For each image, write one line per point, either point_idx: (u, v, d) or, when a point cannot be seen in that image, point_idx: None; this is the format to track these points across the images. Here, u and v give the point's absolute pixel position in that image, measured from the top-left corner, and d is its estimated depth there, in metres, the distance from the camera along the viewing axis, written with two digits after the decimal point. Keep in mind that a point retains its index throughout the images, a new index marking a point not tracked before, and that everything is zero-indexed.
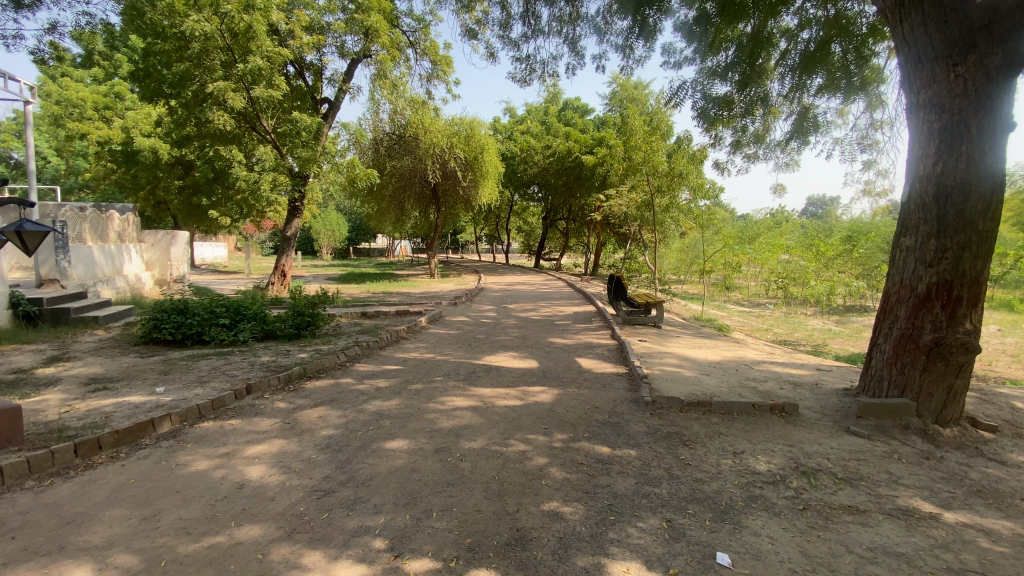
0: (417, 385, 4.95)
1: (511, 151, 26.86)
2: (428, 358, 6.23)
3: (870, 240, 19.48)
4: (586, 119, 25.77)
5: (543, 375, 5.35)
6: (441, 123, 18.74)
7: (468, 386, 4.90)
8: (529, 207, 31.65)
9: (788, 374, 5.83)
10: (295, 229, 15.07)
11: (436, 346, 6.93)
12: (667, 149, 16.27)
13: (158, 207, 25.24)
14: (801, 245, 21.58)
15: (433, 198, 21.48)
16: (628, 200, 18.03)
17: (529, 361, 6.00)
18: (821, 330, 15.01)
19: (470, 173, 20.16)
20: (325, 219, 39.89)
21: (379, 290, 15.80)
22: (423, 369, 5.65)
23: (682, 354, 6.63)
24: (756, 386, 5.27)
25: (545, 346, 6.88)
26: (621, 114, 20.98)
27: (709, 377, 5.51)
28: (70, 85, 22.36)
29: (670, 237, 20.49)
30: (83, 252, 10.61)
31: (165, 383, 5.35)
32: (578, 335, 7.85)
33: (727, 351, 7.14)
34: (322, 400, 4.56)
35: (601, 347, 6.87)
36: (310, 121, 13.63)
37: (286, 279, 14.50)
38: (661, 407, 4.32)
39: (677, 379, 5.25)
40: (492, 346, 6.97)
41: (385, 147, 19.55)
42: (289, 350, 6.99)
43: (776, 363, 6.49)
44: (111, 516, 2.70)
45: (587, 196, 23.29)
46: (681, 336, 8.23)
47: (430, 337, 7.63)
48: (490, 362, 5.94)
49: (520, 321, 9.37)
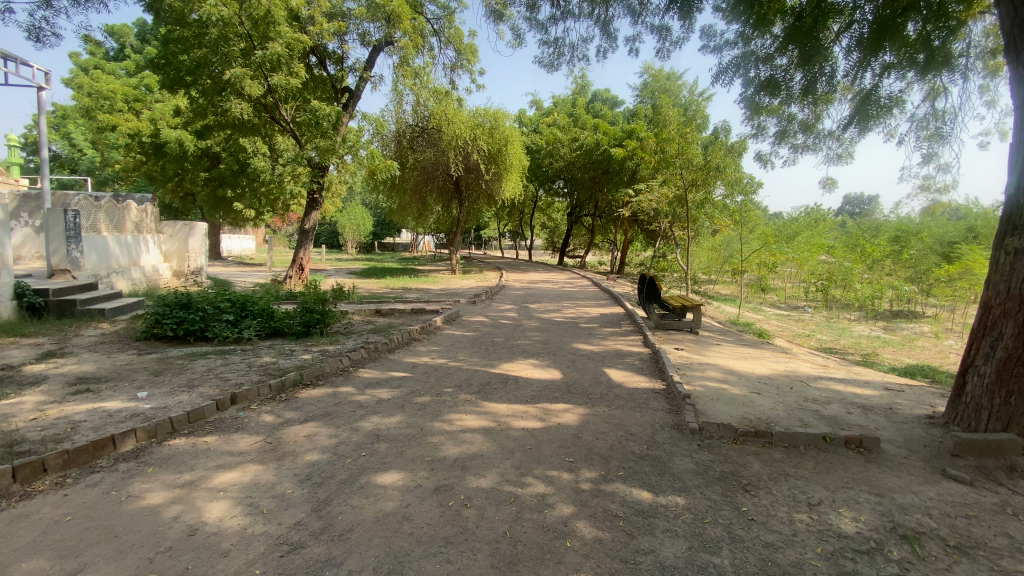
0: (424, 398, 4.34)
1: (536, 144, 26.03)
2: (440, 364, 5.62)
3: (921, 240, 18.11)
4: (615, 111, 24.84)
5: (568, 389, 4.68)
6: (466, 115, 18.15)
7: (482, 402, 4.26)
8: (554, 202, 30.89)
9: (853, 396, 5.02)
10: (314, 221, 14.73)
11: (450, 350, 6.31)
12: (703, 142, 15.37)
13: (185, 199, 25.37)
14: (845, 245, 20.26)
15: (456, 191, 20.95)
16: (659, 195, 17.11)
17: (552, 371, 5.33)
18: (868, 337, 13.90)
19: (494, 167, 19.49)
20: (350, 214, 39.85)
21: (398, 285, 15.31)
22: (433, 377, 5.04)
23: (726, 368, 5.85)
24: (819, 411, 4.49)
25: (570, 353, 6.19)
26: (653, 106, 20.10)
27: (762, 398, 4.76)
28: (100, 77, 22.83)
29: (702, 234, 19.50)
30: (97, 242, 10.39)
31: (151, 387, 4.88)
32: (606, 341, 7.13)
33: (776, 365, 6.33)
34: (315, 414, 3.98)
35: (632, 356, 6.15)
36: (329, 111, 13.12)
37: (304, 273, 14.16)
38: (710, 437, 3.61)
39: (724, 400, 4.52)
40: (511, 351, 6.31)
41: (408, 139, 19.04)
42: (293, 351, 6.46)
43: (835, 380, 5.68)
44: (25, 570, 2.16)
45: (615, 191, 22.42)
46: (722, 345, 7.41)
47: (444, 339, 7.02)
48: (508, 372, 5.29)
49: (542, 323, 8.69)
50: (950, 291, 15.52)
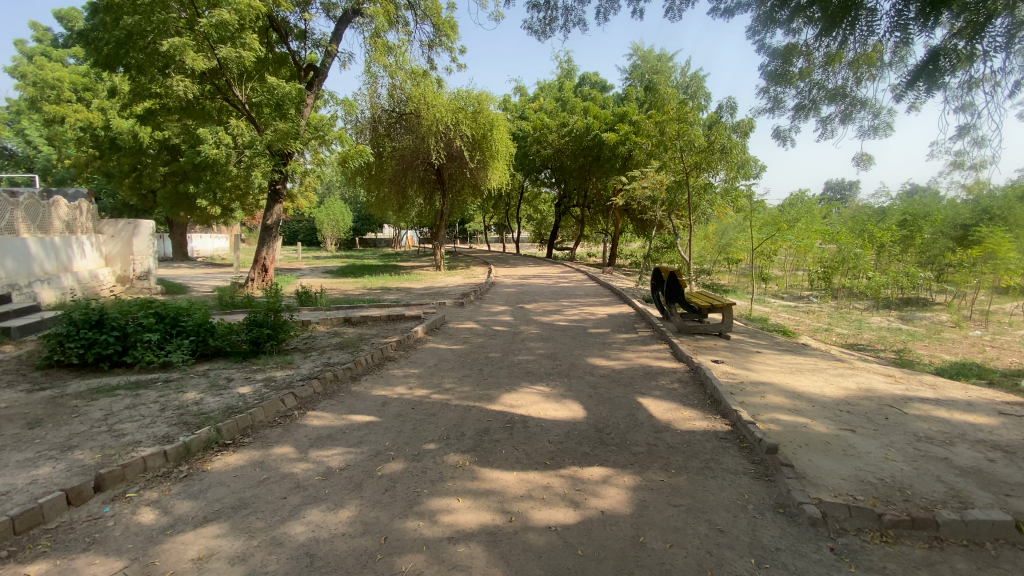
0: (396, 464, 2.96)
1: (522, 130, 24.56)
2: (421, 396, 4.23)
3: (933, 224, 16.88)
4: (606, 94, 23.52)
5: (599, 439, 3.33)
6: (446, 98, 16.56)
7: (481, 470, 2.88)
8: (541, 192, 29.48)
9: (973, 429, 3.76)
10: (278, 215, 12.83)
11: (435, 372, 4.93)
12: (704, 122, 14.12)
13: (145, 198, 23.24)
14: (849, 231, 19.24)
15: (438, 182, 19.37)
16: (654, 181, 15.63)
17: (571, 405, 3.97)
18: (889, 330, 12.79)
19: (479, 154, 17.91)
20: (330, 209, 37.90)
21: (377, 285, 13.78)
22: (409, 422, 3.63)
23: (790, 391, 4.54)
24: (950, 460, 3.21)
25: (586, 375, 4.83)
26: (647, 85, 18.84)
27: (863, 440, 3.48)
28: (45, 65, 21.07)
29: (702, 223, 18.28)
30: (13, 245, 8.70)
31: (6, 452, 3.39)
32: (626, 354, 5.78)
33: (843, 382, 5.04)
34: (223, 508, 2.56)
35: (666, 377, 4.81)
36: (289, 88, 11.54)
37: (268, 274, 12.69)
38: (846, 535, 2.30)
39: (819, 451, 3.23)
40: (512, 372, 4.95)
41: (385, 126, 17.35)
42: (231, 381, 5.00)
43: (928, 402, 4.42)
44: None
45: (606, 178, 21.14)
46: (765, 356, 6.11)
47: (426, 357, 5.60)
48: (512, 408, 3.91)
49: (543, 330, 7.31)
50: (968, 278, 14.35)
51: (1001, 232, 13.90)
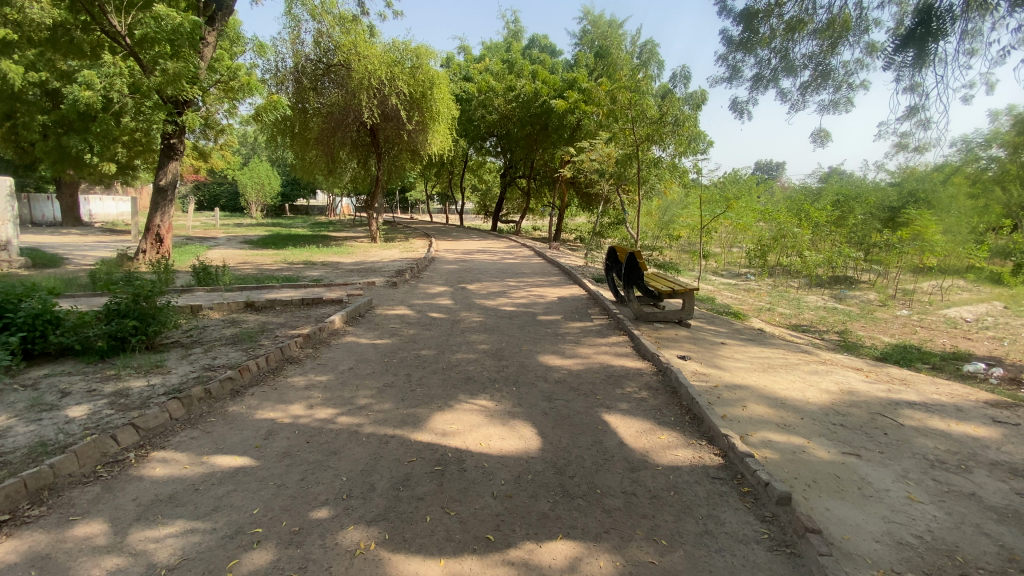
0: (260, 557, 1.95)
1: (467, 92, 22.93)
2: (322, 421, 3.15)
3: (865, 205, 17.24)
4: (555, 59, 22.35)
5: (560, 488, 2.46)
6: (380, 49, 14.77)
7: (391, 561, 1.93)
8: (486, 161, 28.14)
9: (981, 447, 3.25)
10: (173, 175, 10.88)
11: (349, 380, 3.86)
12: (657, 93, 13.32)
13: (22, 153, 19.68)
14: (786, 210, 19.51)
15: (373, 145, 17.61)
16: (603, 153, 14.89)
17: (521, 432, 3.05)
18: (826, 309, 12.96)
19: (417, 114, 16.25)
20: (254, 172, 34.46)
21: (300, 259, 12.20)
22: (298, 468, 2.58)
23: (772, 398, 3.90)
24: (981, 497, 2.64)
25: (538, 382, 3.94)
26: (597, 50, 17.84)
27: (873, 470, 2.86)
28: None
29: (649, 198, 17.81)
30: None
31: None
32: (583, 349, 4.95)
33: (822, 382, 4.49)
34: None
35: (633, 383, 4.02)
36: (181, 18, 9.42)
37: (164, 245, 10.88)
38: None
39: (835, 494, 2.54)
40: (447, 378, 3.96)
41: (310, 78, 15.37)
42: (65, 396, 3.69)
43: (918, 408, 3.93)
44: None
45: (553, 149, 20.19)
46: (733, 350, 5.47)
47: (341, 356, 4.49)
48: (443, 438, 2.94)
49: (486, 317, 6.34)
50: (894, 257, 14.83)
51: (928, 214, 14.40)
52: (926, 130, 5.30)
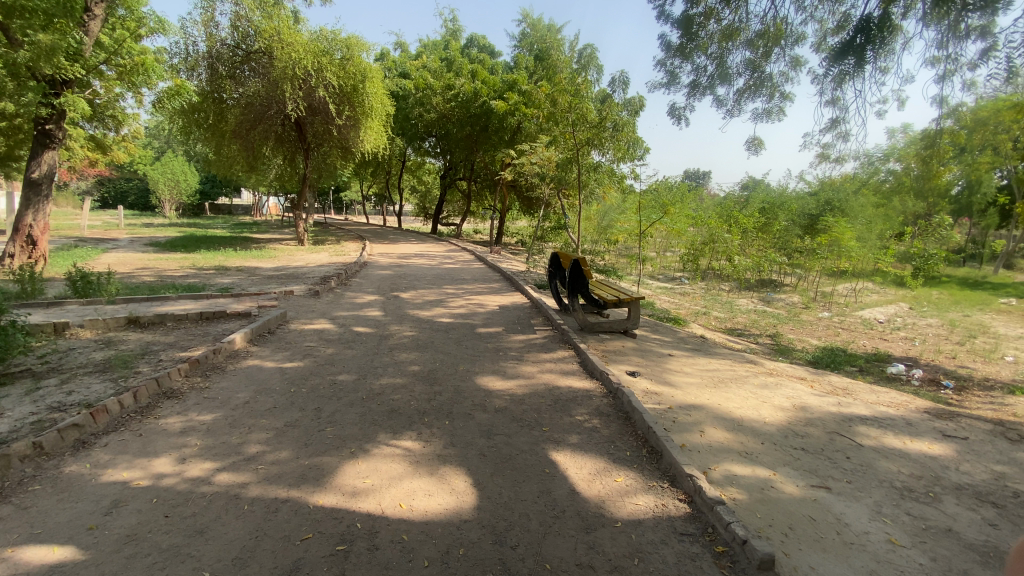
0: None
1: (403, 89, 22.01)
2: (192, 482, 2.42)
3: (788, 213, 18.09)
4: (494, 60, 22.01)
5: (500, 566, 1.94)
6: (306, 38, 13.66)
7: None
8: (424, 162, 27.22)
9: (943, 469, 3.07)
10: (49, 166, 9.35)
11: (241, 419, 3.13)
12: (596, 97, 13.20)
13: None
14: (716, 215, 19.94)
15: (300, 140, 16.34)
16: (542, 156, 14.57)
17: (452, 484, 2.49)
18: (757, 312, 13.37)
19: (348, 109, 15.19)
20: (166, 167, 31.41)
21: (212, 264, 10.92)
22: (142, 563, 1.88)
23: (729, 420, 3.60)
24: (961, 534, 2.40)
25: (475, 412, 3.40)
26: (536, 52, 17.61)
27: (849, 507, 2.56)
28: None
29: (588, 203, 17.69)
30: None
31: None
32: (527, 368, 4.46)
33: (774, 397, 4.27)
34: None
35: (582, 409, 3.57)
36: None
37: (38, 248, 9.35)
38: None
39: (816, 545, 2.20)
40: (366, 411, 3.32)
41: (226, 66, 13.98)
42: None
43: (872, 424, 3.76)
44: None
45: (493, 151, 19.74)
46: (682, 363, 5.18)
47: (238, 386, 3.72)
48: (354, 499, 2.33)
49: (419, 331, 5.71)
50: (815, 262, 15.60)
51: (845, 222, 15.17)
52: (850, 143, 5.35)
